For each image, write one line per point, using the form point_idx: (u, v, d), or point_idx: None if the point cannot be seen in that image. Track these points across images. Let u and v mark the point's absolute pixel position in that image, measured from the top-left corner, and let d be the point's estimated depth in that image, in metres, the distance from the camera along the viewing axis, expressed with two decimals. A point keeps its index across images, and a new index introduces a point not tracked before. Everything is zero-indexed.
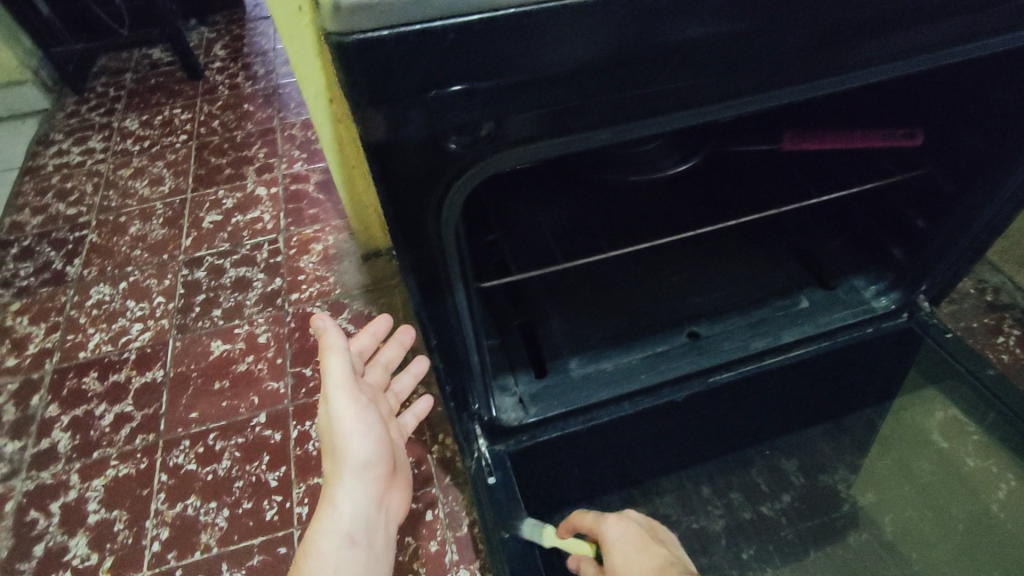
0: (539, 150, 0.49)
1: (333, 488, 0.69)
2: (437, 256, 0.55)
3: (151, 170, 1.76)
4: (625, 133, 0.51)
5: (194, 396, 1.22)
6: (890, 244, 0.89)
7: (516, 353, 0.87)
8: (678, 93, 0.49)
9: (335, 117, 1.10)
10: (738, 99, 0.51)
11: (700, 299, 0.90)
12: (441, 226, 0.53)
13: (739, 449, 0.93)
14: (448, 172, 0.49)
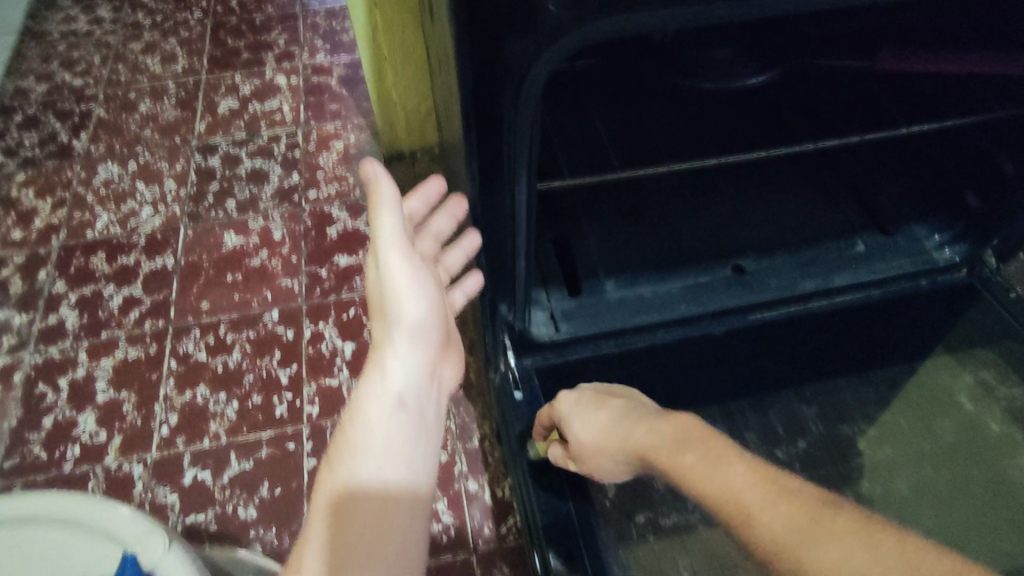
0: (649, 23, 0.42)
1: (384, 351, 0.68)
2: (506, 140, 0.49)
3: (163, 46, 1.65)
4: (746, 12, 0.43)
5: (206, 286, 1.19)
6: (963, 189, 0.83)
7: (549, 267, 0.83)
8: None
9: (371, 2, 1.01)
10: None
11: (750, 230, 0.84)
12: (517, 105, 0.47)
13: (761, 389, 0.85)
14: (541, 42, 0.42)
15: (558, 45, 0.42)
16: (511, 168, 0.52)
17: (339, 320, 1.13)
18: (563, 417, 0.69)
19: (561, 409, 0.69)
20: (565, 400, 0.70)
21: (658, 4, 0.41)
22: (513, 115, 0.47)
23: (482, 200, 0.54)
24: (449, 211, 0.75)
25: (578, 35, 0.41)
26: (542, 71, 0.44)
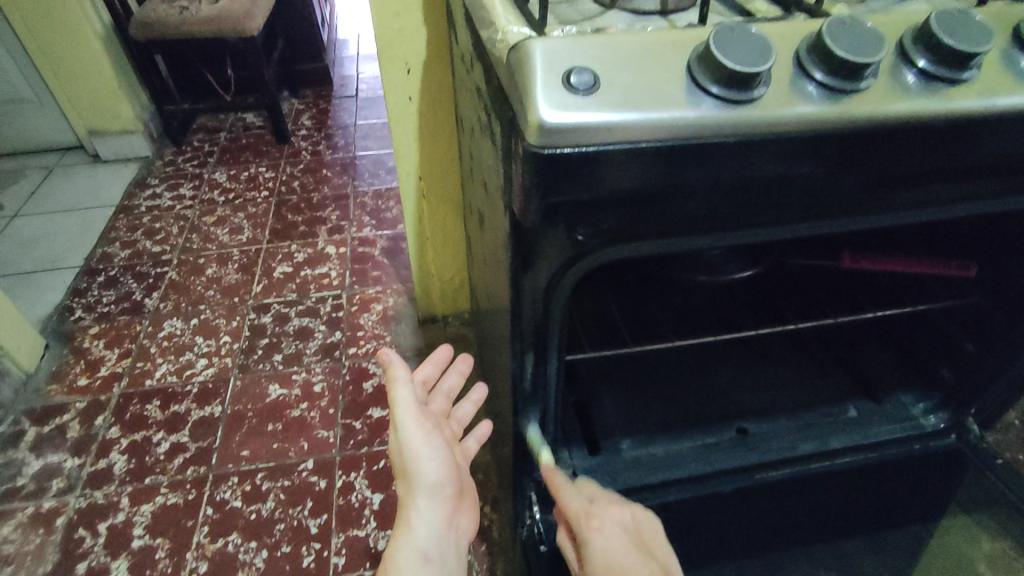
0: (667, 246, 0.48)
1: (407, 511, 0.73)
2: (542, 328, 0.56)
3: (232, 219, 1.92)
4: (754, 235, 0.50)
5: (247, 435, 1.28)
6: (938, 365, 0.93)
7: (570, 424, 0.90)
8: (817, 203, 0.48)
9: (420, 194, 1.22)
10: (870, 214, 0.51)
11: (753, 398, 0.94)
12: (553, 302, 0.53)
13: (773, 553, 0.94)
14: (570, 262, 0.48)
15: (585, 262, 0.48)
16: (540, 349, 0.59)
17: (369, 470, 1.20)
18: (591, 525, 0.61)
19: (591, 516, 0.62)
20: (598, 509, 0.62)
21: (675, 231, 0.47)
22: (545, 310, 0.54)
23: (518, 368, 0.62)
24: (458, 370, 0.87)
25: (601, 256, 0.48)
26: (569, 279, 0.51)
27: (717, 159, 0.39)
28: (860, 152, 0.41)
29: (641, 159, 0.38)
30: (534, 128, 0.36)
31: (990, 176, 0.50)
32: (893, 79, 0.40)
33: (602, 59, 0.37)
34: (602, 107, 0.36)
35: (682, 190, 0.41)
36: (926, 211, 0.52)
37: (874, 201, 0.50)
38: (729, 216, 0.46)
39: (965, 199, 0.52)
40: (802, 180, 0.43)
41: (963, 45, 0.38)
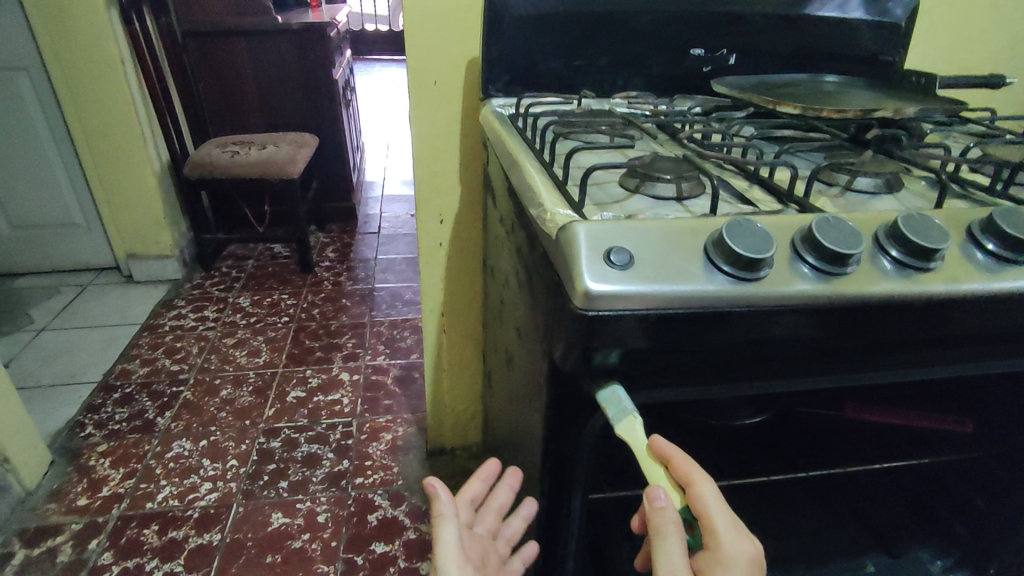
0: (693, 394, 0.54)
1: None
2: (571, 465, 0.60)
3: (252, 342, 1.99)
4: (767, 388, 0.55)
5: (245, 566, 1.23)
6: (952, 522, 0.94)
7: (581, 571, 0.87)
8: (827, 362, 0.54)
9: (441, 328, 1.30)
10: (879, 373, 0.56)
11: (769, 545, 0.89)
12: (584, 440, 0.57)
13: None
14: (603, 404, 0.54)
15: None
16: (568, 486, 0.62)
17: None
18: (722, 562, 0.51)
19: (724, 551, 0.51)
20: (734, 544, 0.51)
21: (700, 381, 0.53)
22: (576, 449, 0.59)
23: (544, 505, 0.65)
24: (509, 484, 0.78)
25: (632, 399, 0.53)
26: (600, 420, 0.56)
27: (733, 323, 0.47)
28: (855, 320, 0.49)
29: (666, 322, 0.46)
30: (581, 294, 0.44)
31: (975, 348, 0.56)
32: (874, 265, 0.48)
33: (634, 241, 0.46)
34: (637, 278, 0.44)
35: (704, 348, 0.48)
36: (929, 371, 0.57)
37: (881, 364, 0.55)
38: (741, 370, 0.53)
39: (960, 364, 0.58)
40: (807, 344, 0.50)
41: (926, 241, 0.47)
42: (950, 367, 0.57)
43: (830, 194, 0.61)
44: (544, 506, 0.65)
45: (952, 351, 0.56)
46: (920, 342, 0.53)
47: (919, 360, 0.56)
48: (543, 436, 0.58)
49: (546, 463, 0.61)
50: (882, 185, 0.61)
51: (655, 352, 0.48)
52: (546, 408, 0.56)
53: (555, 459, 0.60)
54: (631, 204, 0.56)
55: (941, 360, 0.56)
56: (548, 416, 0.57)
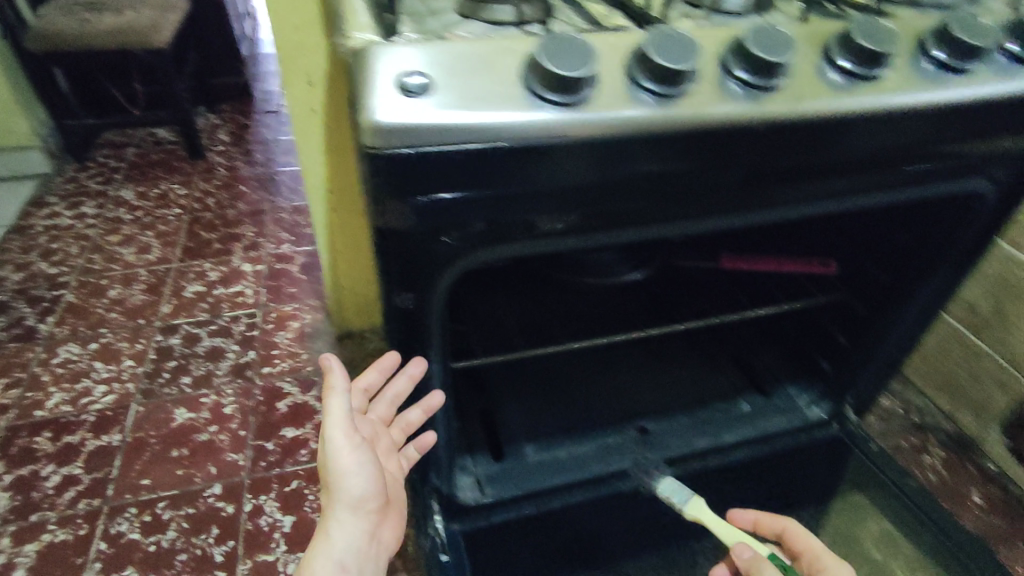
0: (542, 249, 0.49)
1: (328, 521, 0.67)
2: (424, 332, 0.57)
3: (140, 238, 1.82)
4: (622, 238, 0.51)
5: (149, 463, 1.21)
6: (817, 358, 0.99)
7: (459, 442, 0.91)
8: (681, 204, 0.50)
9: (330, 206, 1.21)
10: (738, 213, 0.54)
11: (646, 395, 0.99)
12: (433, 304, 0.54)
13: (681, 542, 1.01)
14: (445, 265, 0.49)
15: (462, 263, 0.49)
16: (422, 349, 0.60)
17: (281, 492, 1.16)
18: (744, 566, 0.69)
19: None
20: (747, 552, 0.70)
21: (547, 234, 0.49)
22: (422, 313, 0.54)
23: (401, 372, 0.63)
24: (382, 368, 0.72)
25: (478, 257, 0.49)
26: (447, 283, 0.51)
27: (563, 156, 0.41)
28: (699, 151, 0.45)
29: (477, 160, 0.40)
30: (370, 129, 0.38)
31: (835, 180, 0.53)
32: (718, 86, 0.44)
33: (438, 66, 0.39)
34: (435, 108, 0.38)
35: (539, 187, 0.43)
36: (788, 209, 0.55)
37: (740, 204, 0.52)
38: (594, 223, 0.49)
39: (822, 198, 0.55)
40: (655, 179, 0.46)
41: (771, 54, 0.43)
42: (810, 202, 0.55)
43: (694, 18, 0.54)
44: (403, 376, 0.62)
45: (813, 185, 0.53)
46: (774, 174, 0.50)
47: (780, 198, 0.53)
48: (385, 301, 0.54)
49: (391, 328, 0.57)
50: (750, 5, 0.55)
51: (479, 193, 0.42)
52: (382, 272, 0.52)
53: (402, 323, 0.57)
54: (461, 30, 0.48)
55: (800, 195, 0.54)
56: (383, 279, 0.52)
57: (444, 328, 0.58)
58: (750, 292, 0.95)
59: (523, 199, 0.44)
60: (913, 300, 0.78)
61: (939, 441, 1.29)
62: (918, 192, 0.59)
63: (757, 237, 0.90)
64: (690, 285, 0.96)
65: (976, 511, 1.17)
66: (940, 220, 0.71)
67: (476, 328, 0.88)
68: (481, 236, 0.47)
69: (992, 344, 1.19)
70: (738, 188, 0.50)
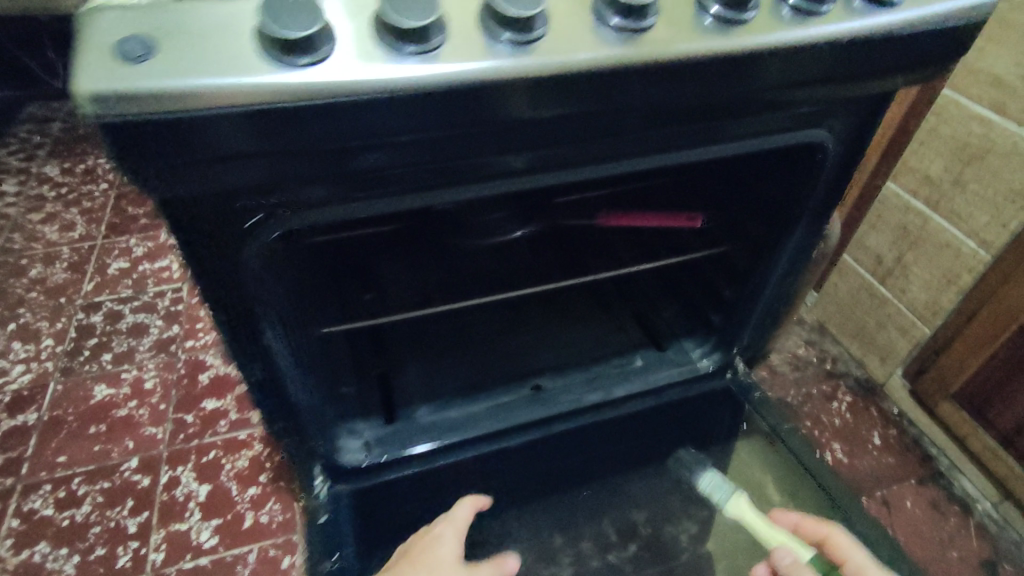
0: (345, 213, 0.54)
1: None
2: (250, 298, 0.59)
3: (64, 215, 1.78)
4: (418, 200, 0.55)
5: (66, 440, 1.21)
6: (709, 312, 1.01)
7: (350, 407, 0.90)
8: (477, 169, 0.54)
9: None
10: (539, 174, 0.58)
11: (547, 356, 0.99)
12: (250, 270, 0.57)
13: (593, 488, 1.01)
14: (252, 230, 0.53)
15: (270, 227, 0.53)
16: (251, 313, 0.60)
17: (198, 463, 1.17)
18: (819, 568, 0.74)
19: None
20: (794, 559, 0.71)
21: (346, 199, 0.53)
22: (243, 278, 0.57)
23: (234, 342, 0.62)
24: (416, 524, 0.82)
25: (285, 221, 0.53)
26: (261, 248, 0.55)
27: (314, 126, 0.42)
28: (464, 112, 0.45)
29: (208, 125, 0.40)
30: (80, 100, 0.37)
31: (628, 139, 0.57)
32: (474, 43, 0.43)
33: (157, 35, 0.39)
34: (147, 74, 0.37)
35: (315, 157, 0.46)
36: (590, 170, 0.60)
37: (538, 166, 0.56)
38: (390, 184, 0.52)
39: (622, 159, 0.60)
40: (435, 148, 0.49)
41: (524, 11, 0.43)
42: (611, 163, 0.60)
43: None
44: (234, 345, 0.63)
45: (608, 149, 0.57)
46: (558, 136, 0.53)
47: (578, 160, 0.58)
48: (196, 274, 0.55)
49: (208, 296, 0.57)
50: None
51: (251, 165, 0.44)
52: (183, 244, 0.52)
53: (221, 292, 0.57)
54: None
55: (598, 158, 0.58)
56: (190, 252, 0.53)
57: (270, 290, 0.60)
58: (637, 248, 0.96)
59: (304, 169, 0.47)
60: (775, 253, 0.79)
61: (848, 387, 1.33)
62: (723, 146, 0.62)
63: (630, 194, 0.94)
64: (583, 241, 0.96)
65: (876, 453, 1.21)
66: (781, 172, 0.73)
67: (382, 293, 0.89)
68: (280, 202, 0.51)
69: (896, 292, 1.22)
70: (524, 147, 0.53)
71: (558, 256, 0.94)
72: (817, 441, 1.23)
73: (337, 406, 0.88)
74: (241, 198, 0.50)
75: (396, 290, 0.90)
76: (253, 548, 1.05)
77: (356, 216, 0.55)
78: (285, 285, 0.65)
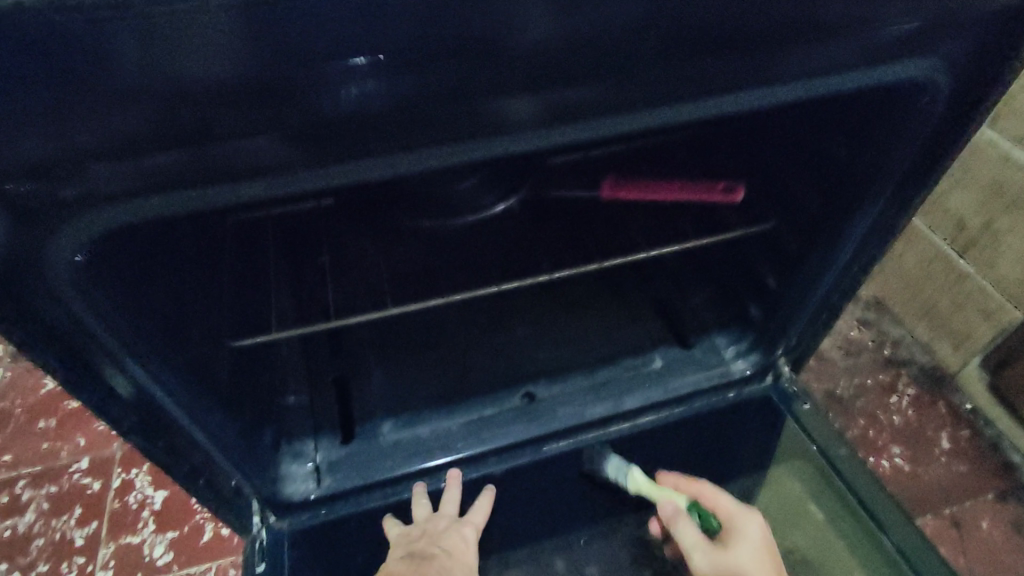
0: (172, 206, 0.38)
1: None
2: (86, 321, 0.41)
3: None
4: (287, 184, 0.40)
5: (12, 436, 1.08)
6: (748, 301, 0.80)
7: (296, 420, 0.74)
8: (345, 134, 0.39)
9: None
10: (446, 143, 0.41)
11: (545, 354, 0.81)
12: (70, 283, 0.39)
13: None
14: (39, 235, 0.36)
15: (64, 232, 0.37)
16: (90, 342, 0.43)
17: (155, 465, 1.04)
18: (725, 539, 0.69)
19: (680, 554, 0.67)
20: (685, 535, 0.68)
21: (164, 183, 0.37)
22: (59, 298, 0.39)
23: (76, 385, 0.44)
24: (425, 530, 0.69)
25: (85, 221, 0.37)
26: (65, 264, 0.38)
27: (67, 43, 0.28)
28: (350, 41, 0.33)
29: None
30: None
31: (598, 85, 0.41)
32: None
33: None
34: None
35: (92, 104, 0.31)
36: (519, 139, 0.43)
37: (441, 129, 0.40)
38: (251, 159, 0.38)
39: (566, 120, 0.43)
40: (276, 92, 0.34)
41: None
42: (551, 128, 0.43)
43: None
44: (80, 386, 0.45)
45: (542, 103, 0.41)
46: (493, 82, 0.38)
47: (500, 121, 0.41)
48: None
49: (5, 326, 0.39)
50: None
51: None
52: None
53: (29, 323, 0.40)
54: None
55: (528, 118, 0.42)
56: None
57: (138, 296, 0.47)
58: (655, 222, 0.76)
59: (78, 125, 0.32)
60: (851, 227, 0.59)
61: (911, 378, 1.12)
62: (742, 99, 0.45)
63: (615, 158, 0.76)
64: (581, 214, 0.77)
65: (944, 460, 1.01)
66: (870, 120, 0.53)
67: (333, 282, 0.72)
68: (67, 190, 0.35)
69: (980, 267, 0.99)
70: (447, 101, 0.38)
71: (557, 232, 0.75)
72: (872, 444, 1.03)
73: (278, 420, 0.73)
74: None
75: (354, 275, 0.72)
76: (211, 567, 0.92)
77: (186, 213, 0.39)
78: (169, 279, 0.52)
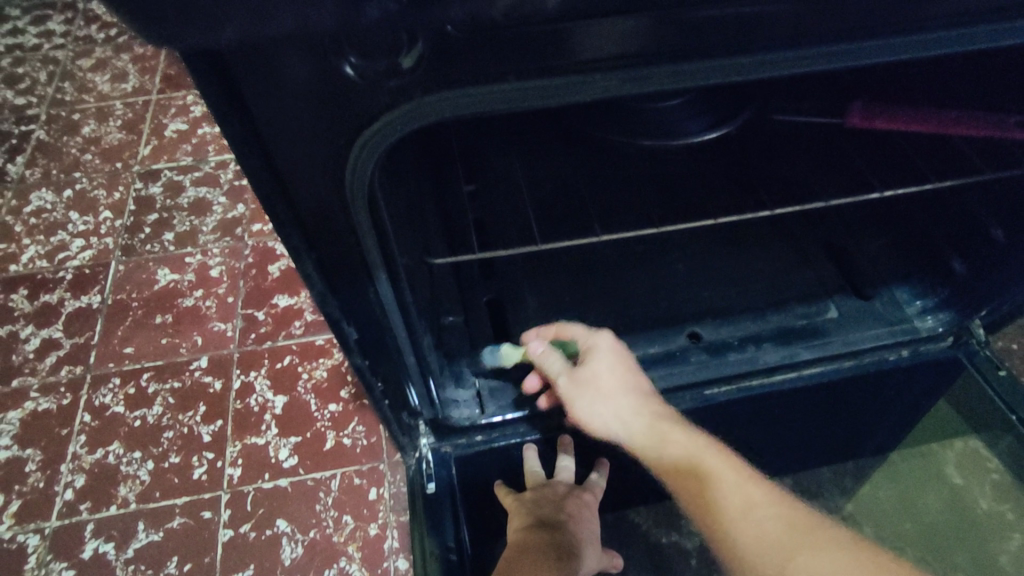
0: (492, 103, 0.33)
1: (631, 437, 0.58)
2: (362, 220, 0.37)
3: (115, 63, 1.54)
4: (629, 87, 0.34)
5: (132, 329, 1.09)
6: (950, 255, 0.73)
7: (454, 340, 0.71)
8: (694, 24, 0.31)
9: None
10: (760, 50, 0.34)
11: (710, 293, 0.76)
12: (356, 172, 0.34)
13: (742, 457, 0.83)
14: (349, 124, 0.32)
15: (373, 125, 0.32)
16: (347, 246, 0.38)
17: (272, 369, 1.04)
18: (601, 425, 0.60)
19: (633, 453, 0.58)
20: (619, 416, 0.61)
21: (503, 70, 0.31)
22: (338, 196, 0.35)
23: (329, 291, 0.42)
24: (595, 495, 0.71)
25: (400, 110, 0.32)
26: (361, 163, 0.34)
27: None
28: None
29: None
30: None
31: None
32: None
33: None
34: None
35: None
36: (553, 82, 0.32)
37: (794, 22, 0.32)
38: (607, 41, 0.31)
39: (666, 57, 0.33)
40: None
41: None
42: (586, 74, 0.32)
43: None
44: (329, 297, 0.42)
45: (621, 40, 0.31)
46: None
47: (580, 41, 0.31)
48: (263, 203, 0.35)
49: None
50: None
51: None
52: (236, 146, 0.31)
53: (299, 217, 0.36)
54: None
55: (541, 55, 0.31)
56: (249, 163, 0.32)
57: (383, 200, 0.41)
58: (858, 158, 0.72)
59: None
60: None
61: None
62: None
63: (810, 82, 0.69)
64: (767, 149, 0.75)
65: None
66: None
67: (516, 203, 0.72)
68: (402, 60, 0.29)
69: None
70: None
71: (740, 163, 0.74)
72: None
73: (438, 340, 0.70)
74: (337, 54, 0.28)
75: (535, 199, 0.73)
76: (335, 475, 0.94)
77: (498, 113, 0.34)
78: (388, 183, 0.47)
